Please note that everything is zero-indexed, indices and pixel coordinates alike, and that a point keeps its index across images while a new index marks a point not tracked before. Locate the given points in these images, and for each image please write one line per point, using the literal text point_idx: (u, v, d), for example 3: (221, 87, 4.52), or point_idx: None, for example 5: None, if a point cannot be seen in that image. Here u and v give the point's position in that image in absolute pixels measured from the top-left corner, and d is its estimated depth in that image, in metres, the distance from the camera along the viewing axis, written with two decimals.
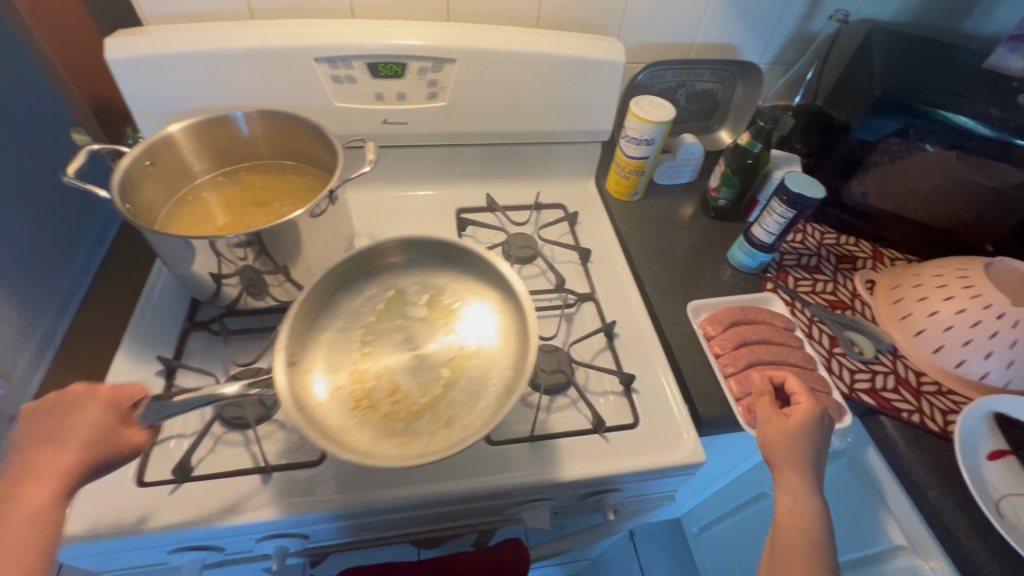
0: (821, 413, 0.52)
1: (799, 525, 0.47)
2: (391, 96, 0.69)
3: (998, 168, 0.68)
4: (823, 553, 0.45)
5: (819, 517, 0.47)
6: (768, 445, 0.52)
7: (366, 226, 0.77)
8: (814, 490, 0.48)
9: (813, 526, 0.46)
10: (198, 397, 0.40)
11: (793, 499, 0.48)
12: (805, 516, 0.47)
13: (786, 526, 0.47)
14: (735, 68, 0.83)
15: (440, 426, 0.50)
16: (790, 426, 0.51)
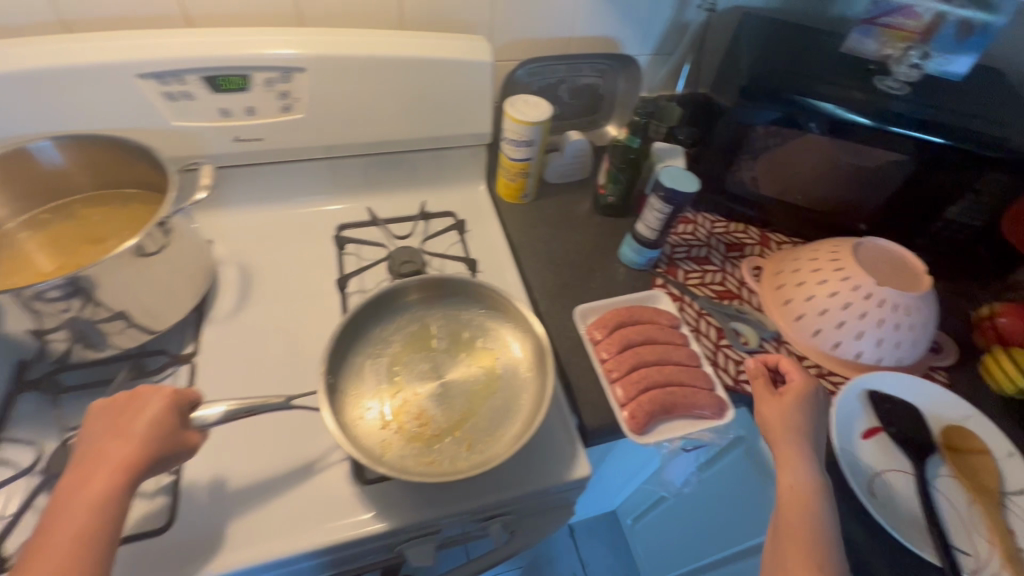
0: (813, 394, 0.55)
1: (798, 498, 0.47)
2: (239, 110, 0.63)
3: (863, 150, 0.70)
4: (823, 530, 0.45)
5: (818, 494, 0.47)
6: (768, 426, 0.54)
7: (234, 252, 0.71)
8: (812, 466, 0.49)
9: (806, 504, 0.47)
10: (213, 419, 0.47)
11: (792, 473, 0.49)
12: (804, 494, 0.47)
13: (789, 504, 0.47)
14: (614, 62, 0.81)
15: (488, 445, 0.53)
16: (788, 410, 0.53)
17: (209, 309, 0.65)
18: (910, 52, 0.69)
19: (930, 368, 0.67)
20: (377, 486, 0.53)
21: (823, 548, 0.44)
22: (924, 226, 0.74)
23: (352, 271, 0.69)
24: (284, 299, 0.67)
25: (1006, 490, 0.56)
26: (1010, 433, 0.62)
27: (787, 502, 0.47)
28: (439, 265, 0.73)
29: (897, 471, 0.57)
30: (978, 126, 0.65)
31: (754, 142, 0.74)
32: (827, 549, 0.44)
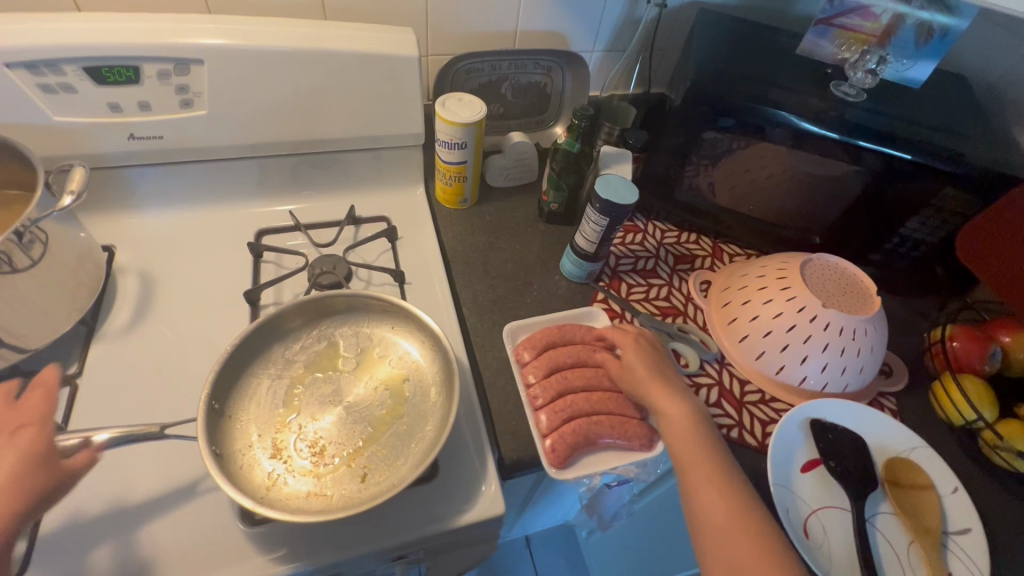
0: (642, 340, 0.58)
1: (682, 430, 0.50)
2: (130, 105, 0.58)
3: (816, 161, 0.66)
4: (714, 449, 0.49)
5: (695, 417, 0.51)
6: (644, 394, 0.53)
7: (137, 260, 0.65)
8: (675, 396, 0.53)
9: (693, 427, 0.50)
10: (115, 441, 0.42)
11: (663, 406, 0.52)
12: (682, 422, 0.51)
13: (677, 441, 0.50)
14: (560, 59, 0.75)
15: (385, 478, 0.49)
16: (644, 367, 0.55)
17: (101, 323, 0.59)
18: (868, 55, 0.65)
19: (879, 394, 0.64)
20: (266, 526, 0.48)
21: (728, 478, 0.47)
22: (879, 242, 0.70)
23: (265, 282, 0.64)
24: (187, 311, 0.62)
25: (948, 530, 0.53)
26: (957, 466, 0.59)
27: (674, 437, 0.50)
28: (366, 276, 0.68)
29: (833, 508, 0.54)
30: (935, 138, 0.61)
31: (704, 148, 0.70)
32: (720, 466, 0.48)
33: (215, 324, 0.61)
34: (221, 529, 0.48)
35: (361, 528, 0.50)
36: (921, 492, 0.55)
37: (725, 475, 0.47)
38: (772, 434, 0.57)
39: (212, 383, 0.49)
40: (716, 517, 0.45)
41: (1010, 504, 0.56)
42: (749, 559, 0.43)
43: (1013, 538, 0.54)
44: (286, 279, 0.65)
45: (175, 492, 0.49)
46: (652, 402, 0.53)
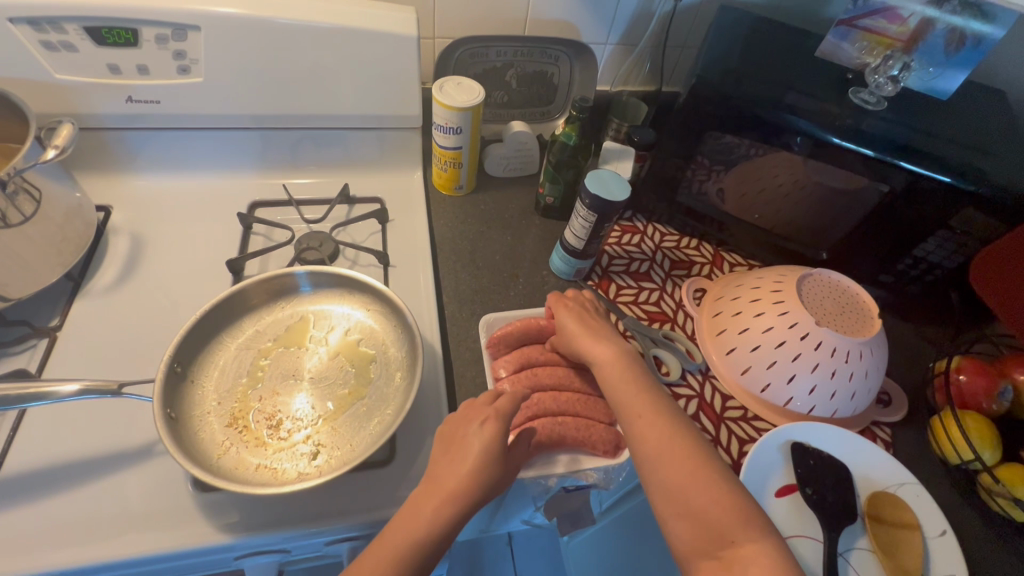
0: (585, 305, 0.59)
1: (613, 368, 0.51)
2: (129, 68, 0.59)
3: (826, 171, 0.62)
4: (645, 384, 0.49)
5: (626, 357, 0.52)
6: (579, 351, 0.53)
7: (130, 221, 0.66)
8: (608, 341, 0.53)
9: (621, 364, 0.51)
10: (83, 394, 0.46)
11: (593, 351, 0.52)
12: (611, 363, 0.51)
13: (611, 380, 0.50)
14: (569, 50, 0.74)
15: (337, 457, 0.48)
16: (573, 323, 0.55)
17: (87, 281, 0.60)
18: (890, 61, 0.62)
19: (873, 423, 0.60)
20: (216, 494, 0.48)
21: (662, 410, 0.47)
22: (890, 262, 0.66)
23: (250, 253, 0.64)
24: (171, 275, 0.63)
25: (930, 575, 0.49)
26: (951, 507, 0.55)
27: (608, 377, 0.51)
28: (353, 255, 0.67)
29: (804, 537, 0.51)
30: (957, 155, 0.56)
31: (708, 150, 0.67)
32: (658, 406, 0.48)
33: (196, 291, 0.61)
34: (172, 493, 0.48)
35: (309, 506, 0.49)
36: (904, 531, 0.51)
37: (657, 404, 0.48)
38: (748, 454, 0.54)
39: (177, 346, 0.49)
40: (653, 443, 0.45)
41: (1006, 555, 0.52)
42: (686, 479, 0.43)
43: None
44: (271, 252, 0.64)
45: (134, 452, 0.50)
46: (584, 352, 0.53)
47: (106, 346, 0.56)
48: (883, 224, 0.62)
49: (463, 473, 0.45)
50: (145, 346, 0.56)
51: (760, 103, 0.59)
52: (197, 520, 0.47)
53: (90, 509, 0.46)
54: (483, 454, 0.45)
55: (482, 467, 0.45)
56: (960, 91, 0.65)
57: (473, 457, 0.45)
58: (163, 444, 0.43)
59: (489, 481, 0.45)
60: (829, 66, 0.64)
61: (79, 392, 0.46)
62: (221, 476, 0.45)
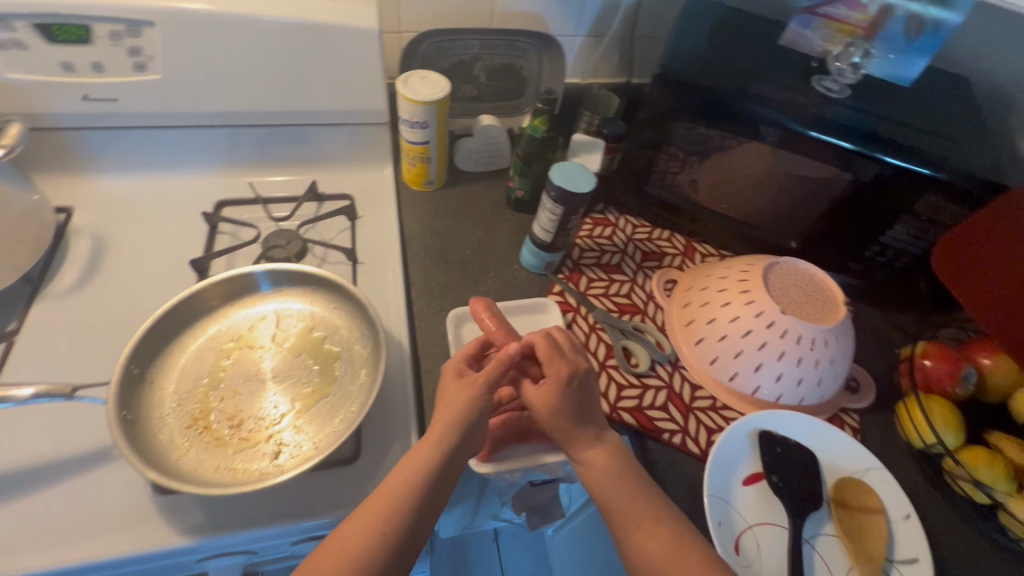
0: (567, 385, 0.49)
1: (604, 477, 0.47)
2: (83, 66, 0.59)
3: (793, 159, 0.62)
4: (642, 484, 0.47)
5: (622, 448, 0.49)
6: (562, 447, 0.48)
7: (92, 222, 0.65)
8: (599, 441, 0.48)
9: (614, 467, 0.47)
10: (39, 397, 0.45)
11: (583, 454, 0.47)
12: (609, 458, 0.47)
13: (602, 475, 0.47)
14: (536, 42, 0.74)
15: (299, 455, 0.48)
16: (560, 416, 0.48)
17: (47, 284, 0.59)
18: (851, 48, 0.62)
19: (841, 410, 0.60)
20: (178, 497, 0.48)
21: (659, 518, 0.45)
22: (858, 250, 0.66)
23: (215, 252, 0.63)
24: (132, 276, 0.62)
25: (894, 558, 0.50)
26: (917, 492, 0.55)
27: (597, 471, 0.47)
28: (322, 253, 0.66)
29: (770, 525, 0.51)
30: (919, 141, 0.57)
31: (676, 141, 0.67)
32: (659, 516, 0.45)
33: (159, 292, 0.60)
34: (132, 496, 0.47)
35: (272, 506, 0.48)
36: (869, 516, 0.52)
37: (658, 507, 0.46)
38: (716, 443, 0.54)
39: (134, 347, 0.49)
40: (654, 556, 0.43)
41: (970, 537, 0.52)
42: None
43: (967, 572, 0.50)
44: (237, 251, 0.63)
45: (92, 457, 0.49)
46: (568, 450, 0.48)
47: (64, 349, 0.55)
48: (848, 212, 0.63)
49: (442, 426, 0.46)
50: (104, 349, 0.55)
51: (724, 93, 0.59)
52: (158, 523, 0.46)
53: (47, 515, 0.46)
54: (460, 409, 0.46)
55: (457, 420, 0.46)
56: (923, 78, 0.65)
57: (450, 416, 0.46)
58: (117, 446, 0.42)
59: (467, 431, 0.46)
60: (793, 54, 0.64)
61: (34, 395, 0.45)
62: (179, 478, 0.44)
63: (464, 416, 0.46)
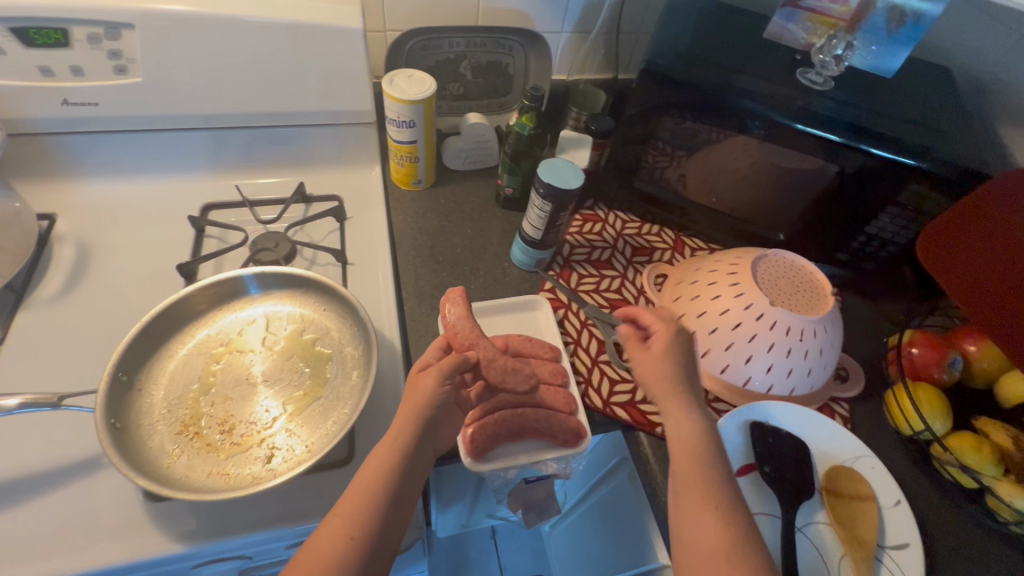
0: (678, 338, 0.52)
1: (687, 444, 0.45)
2: (62, 70, 0.58)
3: (780, 152, 0.62)
4: (715, 471, 0.44)
5: (707, 436, 0.46)
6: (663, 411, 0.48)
7: (76, 228, 0.64)
8: (694, 411, 0.47)
9: (701, 441, 0.45)
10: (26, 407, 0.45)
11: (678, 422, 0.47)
12: (686, 440, 0.46)
13: (682, 454, 0.45)
14: (522, 39, 0.73)
15: (292, 458, 0.47)
16: (667, 371, 0.49)
17: (31, 291, 0.58)
18: (834, 40, 0.62)
19: (831, 400, 0.61)
20: (170, 504, 0.47)
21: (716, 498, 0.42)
22: (845, 240, 0.66)
23: (203, 256, 0.62)
24: (117, 281, 0.61)
25: (885, 544, 0.50)
26: (907, 479, 0.56)
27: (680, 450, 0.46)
28: (311, 255, 0.66)
29: (763, 515, 0.52)
30: (902, 131, 0.57)
31: (663, 136, 0.67)
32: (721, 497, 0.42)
33: (146, 298, 0.60)
34: (124, 504, 0.47)
35: (266, 510, 0.48)
36: (861, 503, 0.52)
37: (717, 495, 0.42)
38: None
39: (121, 354, 0.48)
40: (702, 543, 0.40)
41: (959, 522, 0.53)
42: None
43: (957, 557, 0.51)
44: (225, 254, 0.63)
45: (81, 466, 0.48)
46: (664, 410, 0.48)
47: (50, 357, 0.54)
48: (835, 203, 0.63)
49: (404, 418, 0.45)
50: (92, 356, 0.54)
51: (709, 87, 0.59)
52: (150, 531, 0.46)
53: (37, 526, 0.45)
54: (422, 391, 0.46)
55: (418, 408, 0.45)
56: (905, 69, 0.66)
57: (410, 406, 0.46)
58: (105, 453, 0.42)
59: (430, 419, 0.45)
60: (777, 48, 0.65)
61: (21, 405, 0.44)
62: (169, 485, 0.44)
63: (427, 400, 0.46)
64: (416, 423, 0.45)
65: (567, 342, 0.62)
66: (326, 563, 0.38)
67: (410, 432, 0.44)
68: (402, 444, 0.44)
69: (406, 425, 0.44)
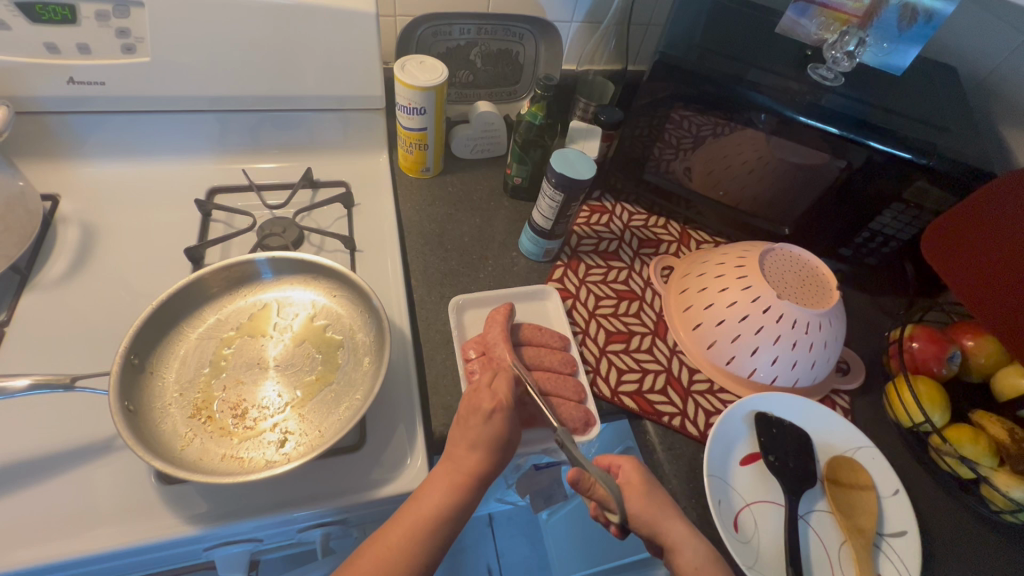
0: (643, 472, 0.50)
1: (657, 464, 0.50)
2: (68, 47, 0.57)
3: (789, 147, 0.63)
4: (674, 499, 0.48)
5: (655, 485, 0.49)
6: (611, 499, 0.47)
7: (78, 210, 0.63)
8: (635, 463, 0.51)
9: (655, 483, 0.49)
10: (41, 385, 0.44)
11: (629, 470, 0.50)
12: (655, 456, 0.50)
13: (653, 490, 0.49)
14: (532, 27, 0.73)
15: (305, 443, 0.48)
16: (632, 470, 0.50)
17: (36, 273, 0.58)
18: (847, 36, 0.62)
19: (832, 392, 0.62)
20: (182, 486, 0.47)
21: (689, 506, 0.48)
22: (848, 236, 0.67)
23: (210, 240, 0.61)
24: (122, 264, 0.60)
25: (884, 532, 0.52)
26: (904, 470, 0.57)
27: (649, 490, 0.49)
28: (318, 241, 0.66)
29: (767, 503, 0.53)
30: (909, 129, 0.58)
31: (671, 130, 0.67)
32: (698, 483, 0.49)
33: (153, 280, 0.59)
34: (134, 487, 0.47)
35: (277, 494, 0.48)
36: (861, 493, 0.54)
37: None
38: (714, 426, 0.55)
39: (133, 336, 0.48)
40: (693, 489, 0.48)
41: (952, 510, 0.55)
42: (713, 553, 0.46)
43: (951, 543, 0.53)
44: (232, 239, 0.62)
45: (90, 448, 0.48)
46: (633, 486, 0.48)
47: (58, 337, 0.53)
48: (840, 199, 0.64)
49: (422, 513, 0.44)
50: (99, 338, 0.54)
51: (722, 79, 0.59)
52: (163, 513, 0.46)
53: (50, 506, 0.45)
54: (493, 442, 0.46)
55: (450, 492, 0.45)
56: (912, 67, 0.67)
57: (439, 495, 0.45)
58: (119, 434, 0.42)
59: (462, 503, 0.45)
60: (788, 42, 0.65)
61: (29, 387, 0.44)
62: (183, 468, 0.44)
63: (487, 421, 0.47)
64: (446, 512, 0.44)
65: (576, 332, 0.62)
66: (420, 530, 0.43)
67: (431, 530, 0.43)
68: (416, 549, 0.42)
69: (425, 527, 0.43)
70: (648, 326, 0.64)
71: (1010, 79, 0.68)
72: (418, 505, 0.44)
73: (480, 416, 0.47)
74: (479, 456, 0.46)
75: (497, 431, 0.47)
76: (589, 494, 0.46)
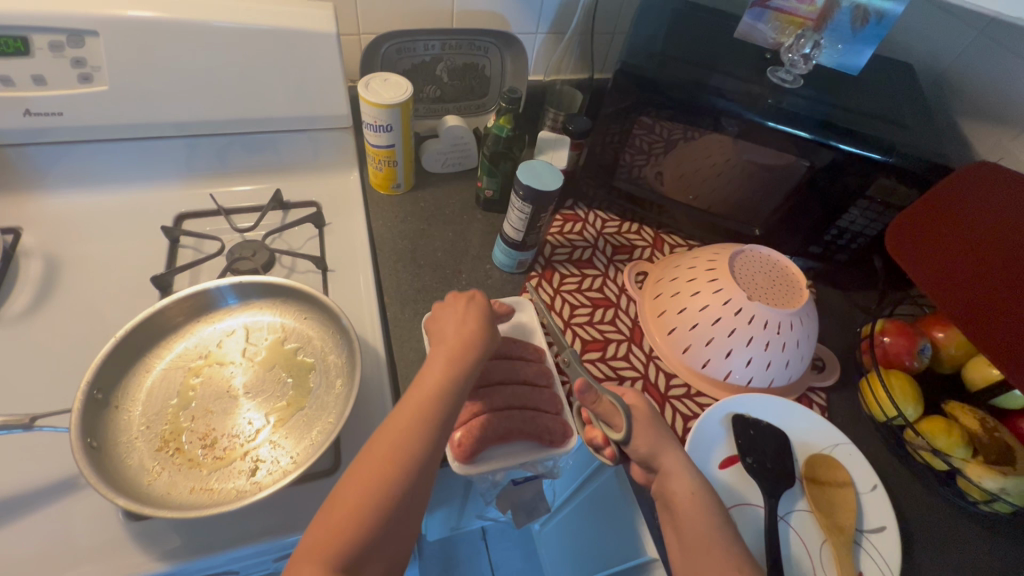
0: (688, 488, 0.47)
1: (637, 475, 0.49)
2: (23, 79, 0.56)
3: (754, 149, 0.64)
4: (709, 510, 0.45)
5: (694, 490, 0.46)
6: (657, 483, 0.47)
7: (42, 242, 0.63)
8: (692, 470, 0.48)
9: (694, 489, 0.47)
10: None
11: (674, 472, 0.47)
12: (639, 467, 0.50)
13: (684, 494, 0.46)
14: (496, 41, 0.74)
15: (277, 471, 0.47)
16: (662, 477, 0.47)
17: None
18: (803, 39, 0.63)
19: (809, 390, 0.63)
20: (151, 522, 0.46)
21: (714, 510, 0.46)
22: (818, 234, 0.68)
23: (178, 267, 0.61)
24: (88, 295, 0.59)
25: (863, 528, 0.52)
26: (882, 466, 0.58)
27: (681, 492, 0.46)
28: (290, 263, 0.65)
29: (747, 505, 0.53)
30: (869, 127, 0.59)
31: (639, 135, 0.67)
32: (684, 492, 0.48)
33: (121, 310, 0.58)
34: (101, 526, 0.45)
35: (253, 523, 0.47)
36: (839, 490, 0.54)
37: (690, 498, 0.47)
38: (692, 431, 0.55)
39: (96, 369, 0.47)
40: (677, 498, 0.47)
41: (930, 502, 0.55)
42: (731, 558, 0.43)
43: (931, 536, 0.53)
44: (201, 264, 0.61)
45: (55, 488, 0.47)
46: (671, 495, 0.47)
47: (22, 374, 0.52)
48: (806, 199, 0.65)
49: None
50: (63, 374, 0.53)
51: (685, 85, 0.60)
52: (132, 552, 0.45)
53: (13, 550, 0.44)
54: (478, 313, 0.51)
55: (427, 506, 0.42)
56: (869, 66, 0.68)
57: (438, 366, 0.46)
58: (80, 471, 0.41)
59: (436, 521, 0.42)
60: (747, 47, 0.66)
61: None
62: (150, 503, 0.43)
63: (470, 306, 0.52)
64: (438, 406, 0.43)
65: (551, 343, 0.62)
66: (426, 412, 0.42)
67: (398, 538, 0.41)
68: (399, 463, 0.39)
69: (420, 436, 0.41)
70: (624, 333, 0.64)
71: (965, 75, 0.69)
72: (394, 421, 0.42)
73: (455, 329, 0.50)
74: (468, 329, 0.49)
75: (459, 352, 0.47)
76: (594, 407, 0.51)
